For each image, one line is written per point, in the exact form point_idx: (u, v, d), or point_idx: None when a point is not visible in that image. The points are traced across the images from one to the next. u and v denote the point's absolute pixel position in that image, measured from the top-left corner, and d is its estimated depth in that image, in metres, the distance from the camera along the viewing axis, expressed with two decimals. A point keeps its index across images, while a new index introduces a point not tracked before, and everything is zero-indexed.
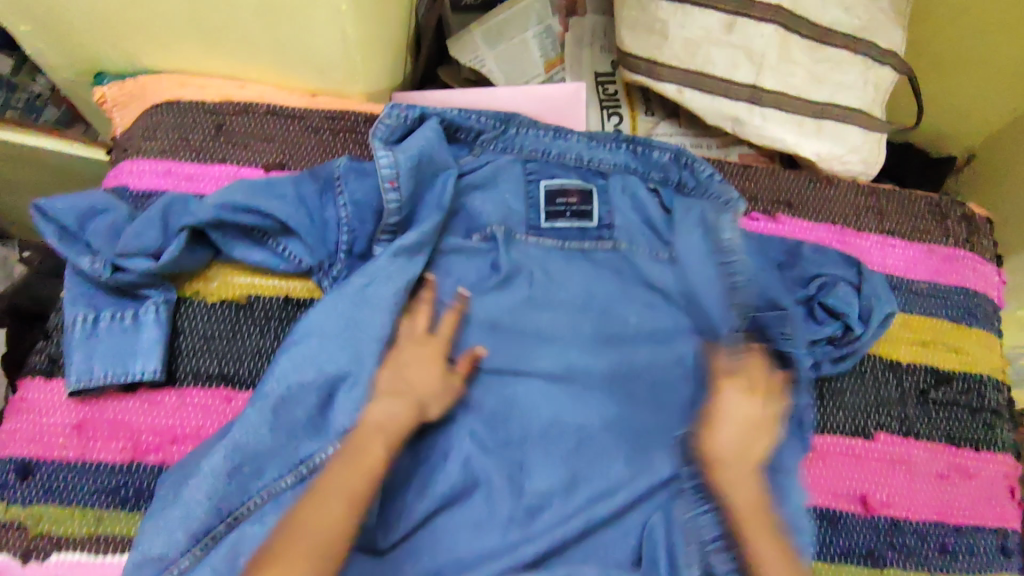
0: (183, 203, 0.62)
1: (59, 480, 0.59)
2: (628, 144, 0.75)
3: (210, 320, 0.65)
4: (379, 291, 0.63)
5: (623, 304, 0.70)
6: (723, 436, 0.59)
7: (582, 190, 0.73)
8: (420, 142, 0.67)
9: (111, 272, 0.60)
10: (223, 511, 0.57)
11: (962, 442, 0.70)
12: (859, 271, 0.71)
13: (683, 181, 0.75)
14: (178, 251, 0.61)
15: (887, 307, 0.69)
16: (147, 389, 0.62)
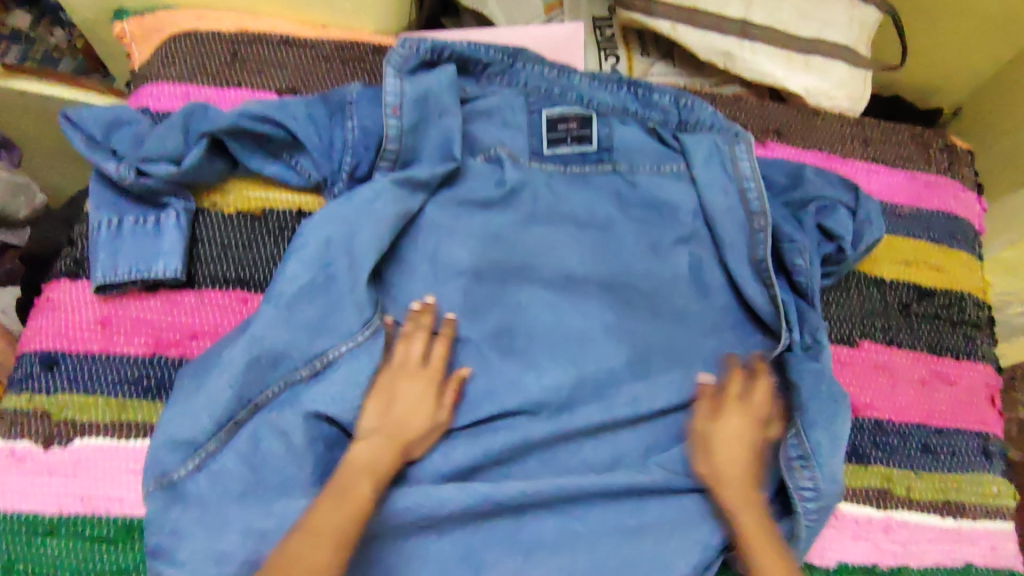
0: (201, 113, 0.65)
1: (83, 371, 0.62)
2: (629, 86, 0.77)
3: (226, 229, 0.68)
4: (383, 207, 0.66)
5: (621, 222, 0.73)
6: (709, 447, 0.62)
7: (581, 116, 0.75)
8: (432, 81, 0.69)
9: (135, 176, 0.64)
10: (244, 398, 0.60)
11: (944, 352, 0.74)
12: (857, 195, 0.74)
13: (682, 119, 0.77)
14: (199, 156, 0.64)
15: (875, 233, 0.72)
16: (168, 289, 0.65)
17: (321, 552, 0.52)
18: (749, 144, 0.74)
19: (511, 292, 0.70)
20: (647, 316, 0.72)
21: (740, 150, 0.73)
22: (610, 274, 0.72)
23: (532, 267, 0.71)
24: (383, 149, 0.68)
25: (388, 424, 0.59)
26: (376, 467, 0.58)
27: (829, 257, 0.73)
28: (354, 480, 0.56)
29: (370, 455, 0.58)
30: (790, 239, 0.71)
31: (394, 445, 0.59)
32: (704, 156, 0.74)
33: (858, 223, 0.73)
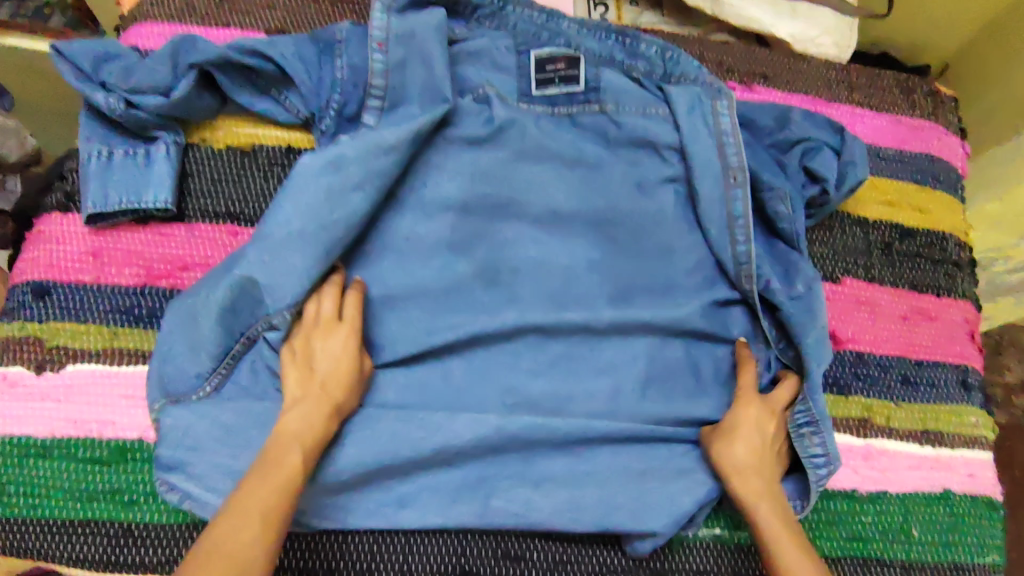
0: (189, 45, 0.66)
1: (75, 300, 0.63)
2: (618, 36, 0.76)
3: (217, 164, 0.69)
4: (378, 162, 0.64)
5: (609, 159, 0.73)
6: (738, 442, 0.62)
7: (569, 56, 0.73)
8: (422, 18, 0.69)
9: (125, 107, 0.65)
10: (235, 332, 0.61)
11: (925, 289, 0.75)
12: (842, 136, 0.73)
13: (667, 70, 0.75)
14: (188, 89, 0.65)
15: (860, 173, 0.71)
16: (159, 222, 0.66)
17: (249, 536, 0.49)
18: (732, 99, 0.72)
19: (498, 229, 0.71)
20: (633, 255, 0.71)
21: (723, 106, 0.71)
22: (598, 210, 0.71)
23: (519, 205, 0.71)
24: (369, 87, 0.68)
25: (315, 382, 0.58)
26: (308, 432, 0.56)
27: (814, 200, 0.72)
28: (284, 452, 0.54)
29: (300, 422, 0.56)
30: (769, 186, 0.70)
31: (325, 407, 0.57)
32: (687, 107, 0.72)
33: (844, 163, 0.72)
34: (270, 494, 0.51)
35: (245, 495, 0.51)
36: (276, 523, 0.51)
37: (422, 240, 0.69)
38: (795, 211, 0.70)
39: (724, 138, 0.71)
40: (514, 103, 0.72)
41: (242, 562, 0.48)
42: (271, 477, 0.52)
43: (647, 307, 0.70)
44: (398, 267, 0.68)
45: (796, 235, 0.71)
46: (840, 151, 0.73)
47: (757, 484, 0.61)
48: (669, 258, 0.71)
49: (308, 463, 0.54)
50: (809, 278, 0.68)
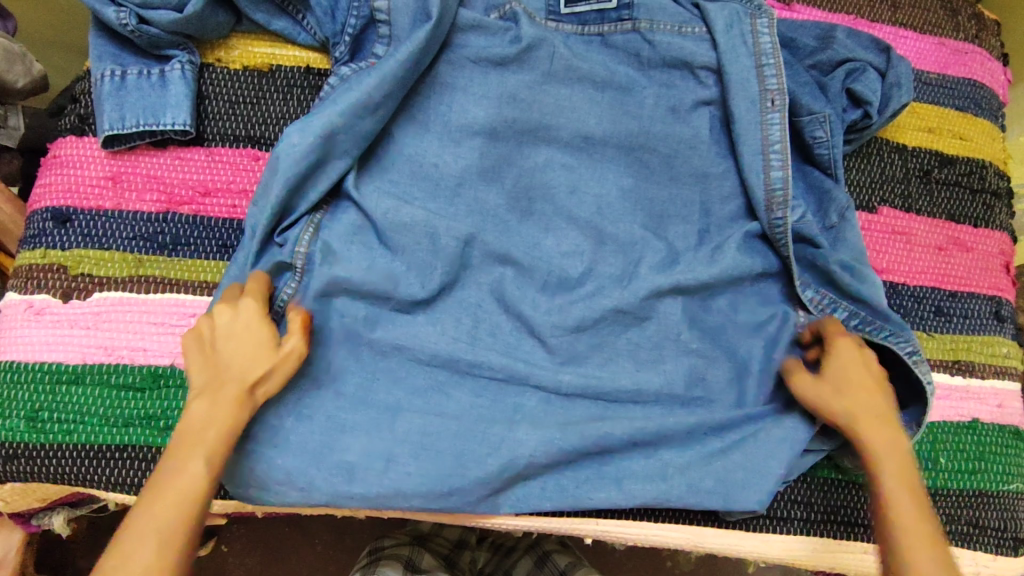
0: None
1: (97, 226, 0.61)
2: None
3: (234, 86, 0.66)
4: (371, 85, 0.62)
5: (642, 83, 0.70)
6: (852, 384, 0.59)
7: None
8: None
9: (136, 24, 0.61)
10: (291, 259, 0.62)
11: (962, 219, 0.73)
12: (888, 57, 0.70)
13: None
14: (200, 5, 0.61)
15: (905, 97, 0.68)
16: (177, 146, 0.64)
17: (145, 548, 0.46)
18: (772, 18, 0.69)
19: (528, 155, 0.69)
20: (665, 183, 0.69)
21: (763, 25, 0.68)
22: (630, 134, 0.69)
23: (548, 129, 0.69)
24: (374, 10, 0.64)
25: (218, 369, 0.54)
26: (213, 425, 0.52)
27: (854, 125, 0.70)
28: (182, 458, 0.50)
29: (201, 416, 0.52)
30: (809, 112, 0.68)
31: (226, 389, 0.53)
32: (725, 25, 0.69)
33: (887, 87, 0.69)
34: (166, 512, 0.48)
35: (145, 515, 0.47)
36: (176, 536, 0.47)
37: (450, 166, 0.67)
38: (834, 135, 0.68)
39: (762, 60, 0.68)
40: (542, 22, 0.69)
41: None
42: (169, 482, 0.49)
43: (679, 237, 0.69)
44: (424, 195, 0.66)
45: (834, 160, 0.68)
46: (884, 73, 0.70)
47: (880, 434, 0.57)
48: (701, 185, 0.70)
49: (213, 466, 0.51)
50: (843, 206, 0.67)
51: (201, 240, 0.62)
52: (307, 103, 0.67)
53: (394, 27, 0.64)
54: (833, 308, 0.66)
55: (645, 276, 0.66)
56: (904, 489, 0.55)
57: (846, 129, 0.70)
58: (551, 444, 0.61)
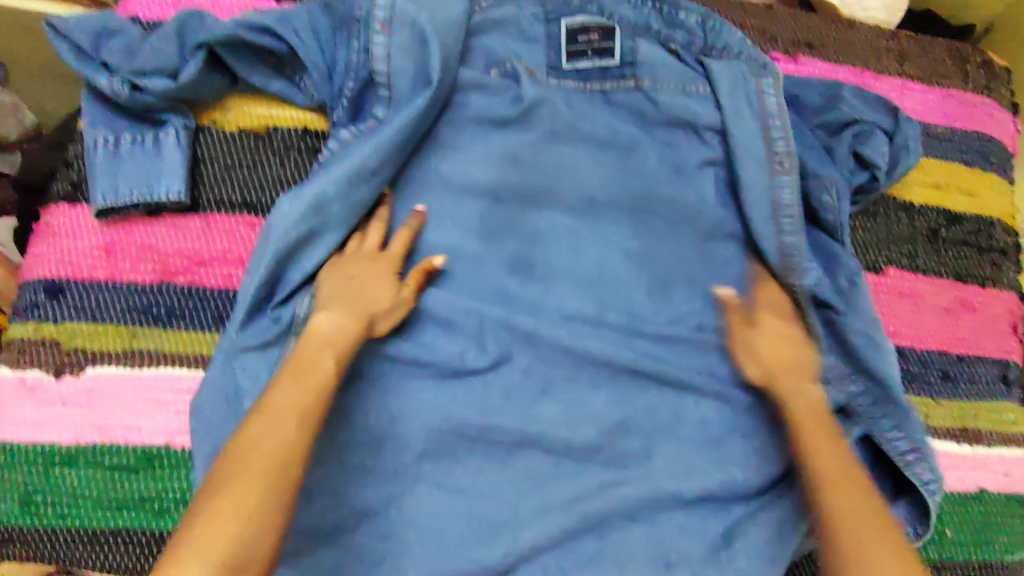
0: (196, 20, 0.62)
1: (91, 299, 0.60)
2: (654, 3, 0.71)
3: (230, 150, 0.65)
4: (365, 153, 0.61)
5: (646, 142, 0.69)
6: (757, 353, 0.62)
7: (603, 27, 0.70)
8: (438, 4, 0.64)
9: (130, 91, 0.61)
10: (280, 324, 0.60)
11: (969, 279, 0.72)
12: (895, 117, 0.69)
13: (708, 43, 0.71)
14: (196, 70, 0.61)
15: (913, 160, 0.68)
16: (171, 214, 0.62)
17: (284, 428, 0.49)
18: (778, 77, 0.68)
19: (530, 217, 0.67)
20: (671, 244, 0.68)
21: (768, 85, 0.68)
22: (634, 194, 0.68)
23: (550, 191, 0.67)
24: (374, 72, 0.63)
25: (340, 297, 0.58)
26: (340, 333, 0.56)
27: (862, 187, 0.69)
28: (317, 354, 0.54)
29: (331, 326, 0.56)
30: (815, 176, 0.67)
31: (357, 313, 0.57)
32: (729, 87, 0.68)
33: (896, 149, 0.69)
34: (298, 394, 0.52)
35: (263, 414, 0.50)
36: (313, 418, 0.51)
37: (451, 231, 0.65)
38: (840, 202, 0.66)
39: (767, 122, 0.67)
40: (544, 79, 0.69)
41: (285, 456, 0.48)
42: (308, 377, 0.53)
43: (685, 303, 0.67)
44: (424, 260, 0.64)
45: (839, 225, 0.67)
46: (892, 134, 0.69)
47: (797, 393, 0.59)
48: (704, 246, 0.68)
49: (340, 362, 0.55)
50: (852, 273, 0.66)
51: (197, 312, 0.61)
52: (305, 167, 0.66)
53: (393, 89, 0.63)
54: (846, 379, 0.64)
55: (649, 342, 0.65)
56: (825, 442, 0.56)
57: (853, 193, 0.69)
58: (553, 527, 0.58)
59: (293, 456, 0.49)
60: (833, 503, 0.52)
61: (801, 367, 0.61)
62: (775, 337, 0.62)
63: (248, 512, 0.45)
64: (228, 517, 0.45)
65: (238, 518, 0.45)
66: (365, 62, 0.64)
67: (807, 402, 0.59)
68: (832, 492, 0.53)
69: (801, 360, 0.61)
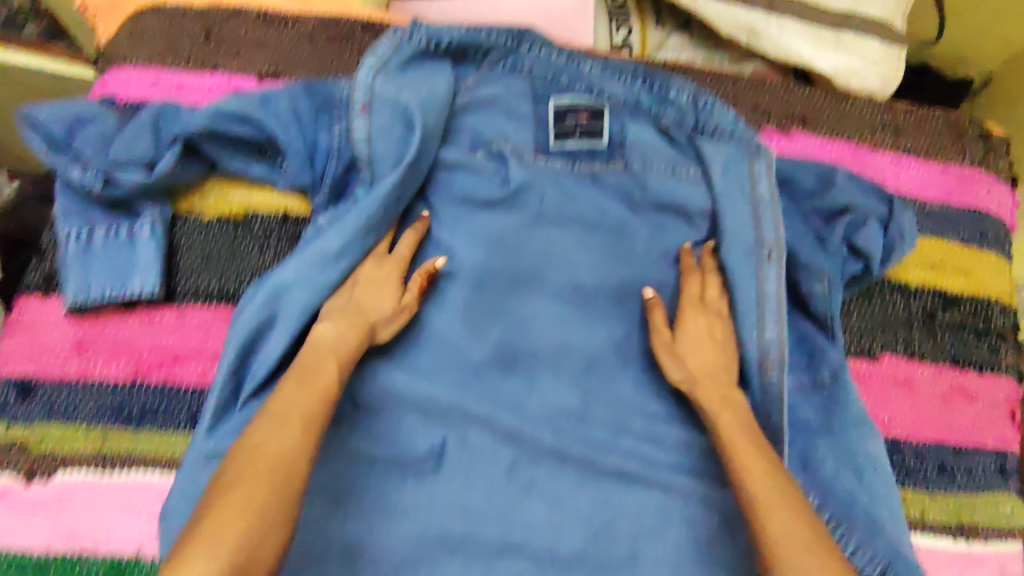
0: (173, 113, 0.61)
1: (62, 399, 0.59)
2: (645, 78, 0.71)
3: (207, 237, 0.63)
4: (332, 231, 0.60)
5: (635, 224, 0.68)
6: (682, 356, 0.61)
7: (592, 108, 0.69)
8: (422, 88, 0.64)
9: (103, 184, 0.59)
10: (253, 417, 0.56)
11: (966, 364, 0.70)
12: (890, 206, 0.68)
13: (700, 121, 0.70)
14: (174, 159, 0.60)
15: (908, 248, 0.67)
16: (146, 308, 0.61)
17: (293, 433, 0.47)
18: (770, 160, 0.67)
19: (516, 304, 0.65)
20: (660, 330, 0.66)
21: (760, 169, 0.67)
22: (623, 279, 0.66)
23: (537, 277, 0.65)
24: (355, 156, 0.63)
25: (344, 309, 0.57)
26: (343, 343, 0.55)
27: (855, 277, 0.68)
28: (322, 361, 0.53)
29: (333, 334, 0.55)
30: (806, 263, 0.65)
31: (359, 321, 0.56)
32: (722, 168, 0.67)
33: (891, 238, 0.67)
34: (305, 399, 0.50)
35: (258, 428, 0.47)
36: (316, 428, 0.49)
37: (434, 321, 0.63)
38: (832, 291, 0.65)
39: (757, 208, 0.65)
40: (532, 158, 0.67)
41: (289, 462, 0.46)
42: (312, 383, 0.51)
43: (675, 394, 0.65)
44: (405, 351, 0.62)
45: (830, 315, 0.65)
46: (887, 223, 0.68)
47: (716, 402, 0.58)
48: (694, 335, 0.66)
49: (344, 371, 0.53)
50: (837, 367, 0.65)
51: (170, 412, 0.59)
52: (285, 253, 0.64)
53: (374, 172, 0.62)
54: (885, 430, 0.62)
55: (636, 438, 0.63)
56: (755, 453, 0.53)
57: (846, 281, 0.68)
58: None
59: (299, 456, 0.46)
60: (767, 514, 0.49)
61: (718, 367, 0.61)
62: (697, 340, 0.62)
63: (254, 514, 0.42)
64: (232, 518, 0.41)
65: (244, 517, 0.41)
66: (346, 145, 0.63)
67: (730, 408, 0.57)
68: (761, 493, 0.50)
69: (716, 359, 0.61)
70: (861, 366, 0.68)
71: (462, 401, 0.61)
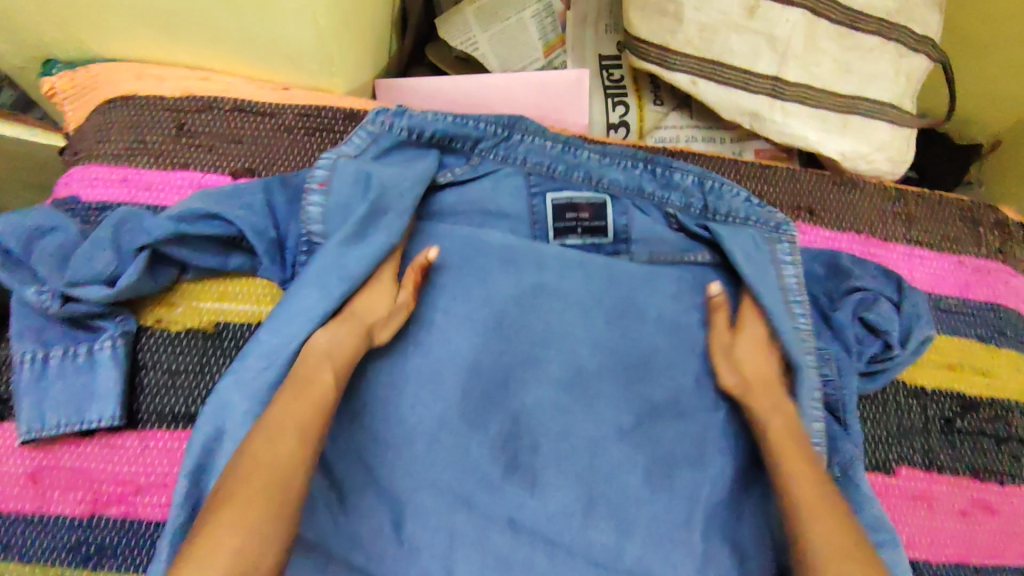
0: (134, 221, 0.57)
1: (16, 535, 0.55)
2: (646, 164, 0.68)
3: (174, 353, 0.59)
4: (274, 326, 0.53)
5: (640, 320, 0.62)
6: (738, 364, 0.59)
7: (593, 203, 0.66)
8: (396, 170, 0.61)
9: (60, 304, 0.55)
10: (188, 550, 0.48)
11: (986, 474, 0.67)
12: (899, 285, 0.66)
13: (709, 205, 0.67)
14: (135, 275, 0.56)
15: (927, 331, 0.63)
16: (106, 433, 0.57)
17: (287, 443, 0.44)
18: (795, 240, 0.65)
19: (515, 393, 0.59)
20: (671, 421, 0.60)
21: (784, 251, 0.65)
22: None
23: (536, 360, 0.60)
24: (309, 233, 0.59)
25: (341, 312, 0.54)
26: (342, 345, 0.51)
27: (874, 357, 0.64)
28: (315, 369, 0.49)
29: (330, 340, 0.51)
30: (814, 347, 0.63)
31: (356, 329, 0.53)
32: (744, 254, 0.63)
33: (908, 317, 0.64)
34: (295, 408, 0.46)
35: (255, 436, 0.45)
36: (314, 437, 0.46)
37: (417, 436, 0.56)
38: (843, 374, 0.63)
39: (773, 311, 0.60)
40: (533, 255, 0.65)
41: (288, 475, 0.43)
42: (307, 393, 0.48)
43: None
44: (395, 441, 0.55)
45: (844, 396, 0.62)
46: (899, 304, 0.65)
47: (770, 406, 0.56)
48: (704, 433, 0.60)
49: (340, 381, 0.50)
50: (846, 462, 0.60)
51: (130, 549, 0.55)
52: None
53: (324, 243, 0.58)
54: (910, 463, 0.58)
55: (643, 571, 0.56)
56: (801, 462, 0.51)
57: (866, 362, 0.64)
58: None
59: (297, 470, 0.43)
60: (814, 531, 0.47)
61: (771, 380, 0.58)
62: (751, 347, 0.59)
63: (251, 525, 0.39)
64: (226, 532, 0.39)
65: (236, 532, 0.39)
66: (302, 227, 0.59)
67: (782, 417, 0.56)
68: (803, 501, 0.49)
69: (771, 372, 0.59)
70: (876, 480, 0.65)
71: (453, 508, 0.55)
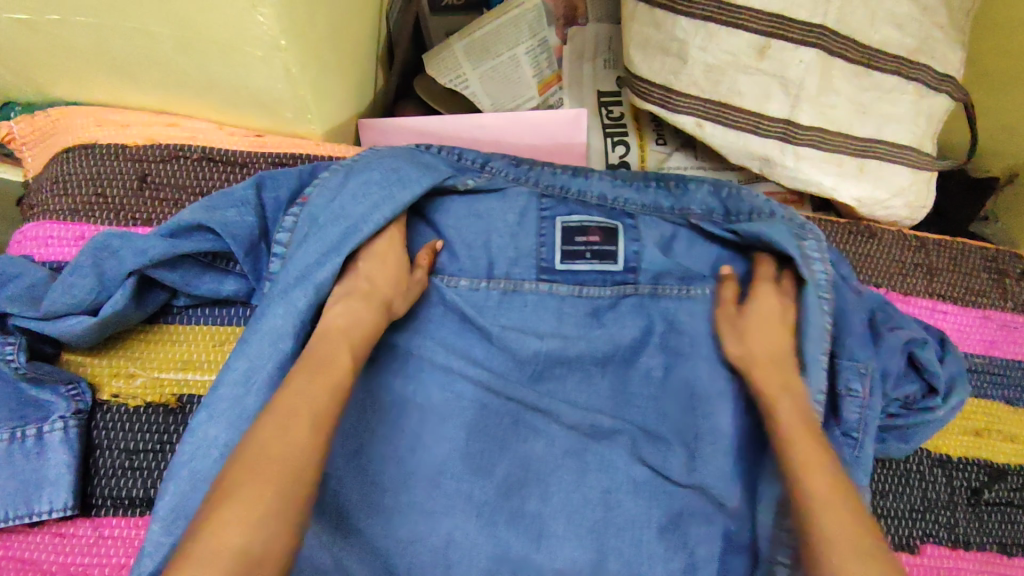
0: (120, 245, 0.53)
1: None
2: (659, 182, 0.62)
3: (133, 430, 0.54)
4: (255, 348, 0.50)
5: (637, 392, 0.57)
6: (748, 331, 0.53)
7: (605, 227, 0.61)
8: (395, 190, 0.55)
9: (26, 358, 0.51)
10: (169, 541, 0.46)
11: (1016, 549, 0.62)
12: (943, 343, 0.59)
13: (730, 209, 0.60)
14: (123, 300, 0.52)
15: (961, 391, 0.57)
16: (57, 522, 0.52)
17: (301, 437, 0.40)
18: (821, 241, 0.56)
19: (511, 461, 0.55)
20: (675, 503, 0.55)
21: (812, 249, 0.56)
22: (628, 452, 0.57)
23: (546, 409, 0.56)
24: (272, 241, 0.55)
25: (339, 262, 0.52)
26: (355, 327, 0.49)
27: (912, 400, 0.58)
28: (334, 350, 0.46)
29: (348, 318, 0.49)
30: (849, 356, 0.56)
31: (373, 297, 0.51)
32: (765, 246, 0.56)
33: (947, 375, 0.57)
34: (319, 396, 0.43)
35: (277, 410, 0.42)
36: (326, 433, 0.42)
37: (400, 530, 0.52)
38: (872, 394, 0.55)
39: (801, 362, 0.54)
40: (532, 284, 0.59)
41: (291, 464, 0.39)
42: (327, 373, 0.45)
43: None
44: (394, 487, 0.52)
45: (861, 431, 0.55)
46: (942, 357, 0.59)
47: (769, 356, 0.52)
48: (714, 506, 0.54)
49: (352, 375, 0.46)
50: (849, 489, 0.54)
51: None
52: None
53: (288, 257, 0.53)
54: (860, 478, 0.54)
55: None
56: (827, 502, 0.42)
57: (901, 402, 0.58)
58: None
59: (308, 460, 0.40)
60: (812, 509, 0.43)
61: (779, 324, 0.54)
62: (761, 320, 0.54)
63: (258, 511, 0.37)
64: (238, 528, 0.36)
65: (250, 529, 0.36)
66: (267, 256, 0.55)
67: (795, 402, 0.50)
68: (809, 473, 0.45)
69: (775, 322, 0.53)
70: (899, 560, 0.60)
71: (455, 565, 0.52)
